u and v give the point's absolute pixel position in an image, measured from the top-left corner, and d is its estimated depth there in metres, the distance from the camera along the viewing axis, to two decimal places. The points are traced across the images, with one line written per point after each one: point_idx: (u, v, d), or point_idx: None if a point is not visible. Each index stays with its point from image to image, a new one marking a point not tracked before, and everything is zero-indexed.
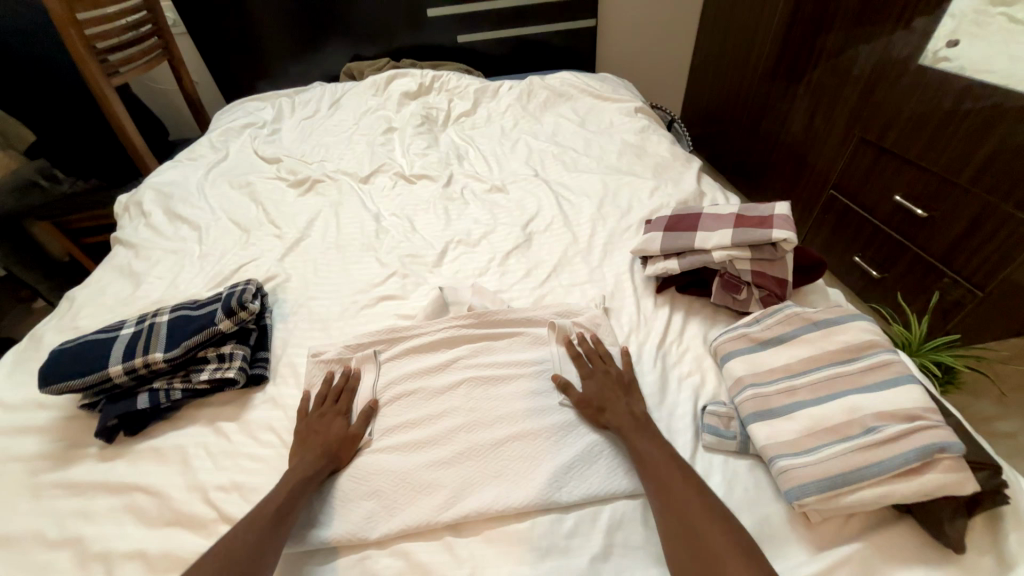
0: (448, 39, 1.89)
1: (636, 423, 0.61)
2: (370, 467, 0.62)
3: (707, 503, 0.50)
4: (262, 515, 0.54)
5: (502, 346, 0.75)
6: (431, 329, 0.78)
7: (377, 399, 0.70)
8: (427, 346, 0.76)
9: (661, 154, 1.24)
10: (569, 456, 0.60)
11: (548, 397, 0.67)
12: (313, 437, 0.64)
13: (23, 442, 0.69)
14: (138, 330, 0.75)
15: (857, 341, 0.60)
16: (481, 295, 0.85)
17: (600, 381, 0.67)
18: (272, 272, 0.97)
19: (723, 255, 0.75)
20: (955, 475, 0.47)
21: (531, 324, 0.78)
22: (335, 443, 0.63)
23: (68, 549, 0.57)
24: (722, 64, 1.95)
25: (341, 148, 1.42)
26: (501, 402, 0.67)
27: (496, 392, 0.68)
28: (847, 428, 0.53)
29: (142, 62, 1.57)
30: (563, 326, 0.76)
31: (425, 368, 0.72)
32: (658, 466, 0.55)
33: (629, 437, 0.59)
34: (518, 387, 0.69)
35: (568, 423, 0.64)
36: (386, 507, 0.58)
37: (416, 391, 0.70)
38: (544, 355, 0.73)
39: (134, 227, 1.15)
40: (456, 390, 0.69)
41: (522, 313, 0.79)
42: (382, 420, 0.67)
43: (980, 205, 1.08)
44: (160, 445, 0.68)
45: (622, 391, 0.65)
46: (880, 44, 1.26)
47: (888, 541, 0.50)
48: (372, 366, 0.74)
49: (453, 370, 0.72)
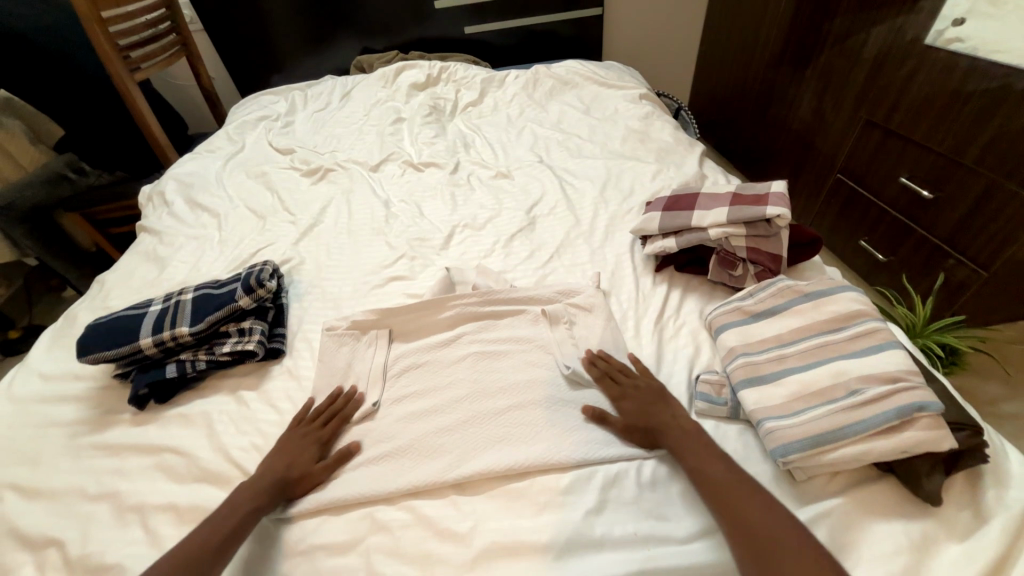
0: (455, 30, 1.91)
1: (689, 436, 0.58)
2: (380, 436, 0.66)
3: (772, 508, 0.49)
4: (208, 529, 0.54)
5: (505, 324, 0.78)
6: (437, 307, 0.81)
7: (389, 372, 0.74)
8: (434, 323, 0.80)
9: (664, 139, 1.26)
10: (558, 419, 0.64)
11: (551, 371, 0.70)
12: (284, 455, 0.63)
13: (63, 409, 0.75)
14: (164, 306, 0.80)
15: (845, 311, 0.63)
16: (485, 275, 0.88)
17: (636, 399, 0.64)
18: (287, 256, 1.02)
19: (719, 233, 0.78)
20: (931, 432, 0.49)
21: (533, 302, 0.81)
22: (297, 475, 0.60)
23: (105, 502, 0.62)
24: (729, 50, 1.94)
25: (352, 139, 1.46)
26: (503, 373, 0.70)
27: (497, 366, 0.72)
28: (832, 391, 0.55)
29: (161, 58, 1.63)
30: (556, 310, 0.78)
31: (433, 343, 0.76)
32: (716, 475, 0.53)
33: (687, 454, 0.56)
34: (519, 356, 0.73)
35: (574, 395, 0.67)
36: (392, 463, 0.62)
37: (422, 365, 0.74)
38: (545, 333, 0.76)
39: (158, 215, 1.21)
40: (460, 363, 0.73)
41: (523, 292, 0.82)
42: (390, 389, 0.72)
43: (984, 185, 1.08)
44: (187, 412, 0.73)
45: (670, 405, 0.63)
46: (887, 27, 1.25)
47: (869, 495, 0.52)
48: (384, 342, 0.78)
49: (458, 345, 0.76)
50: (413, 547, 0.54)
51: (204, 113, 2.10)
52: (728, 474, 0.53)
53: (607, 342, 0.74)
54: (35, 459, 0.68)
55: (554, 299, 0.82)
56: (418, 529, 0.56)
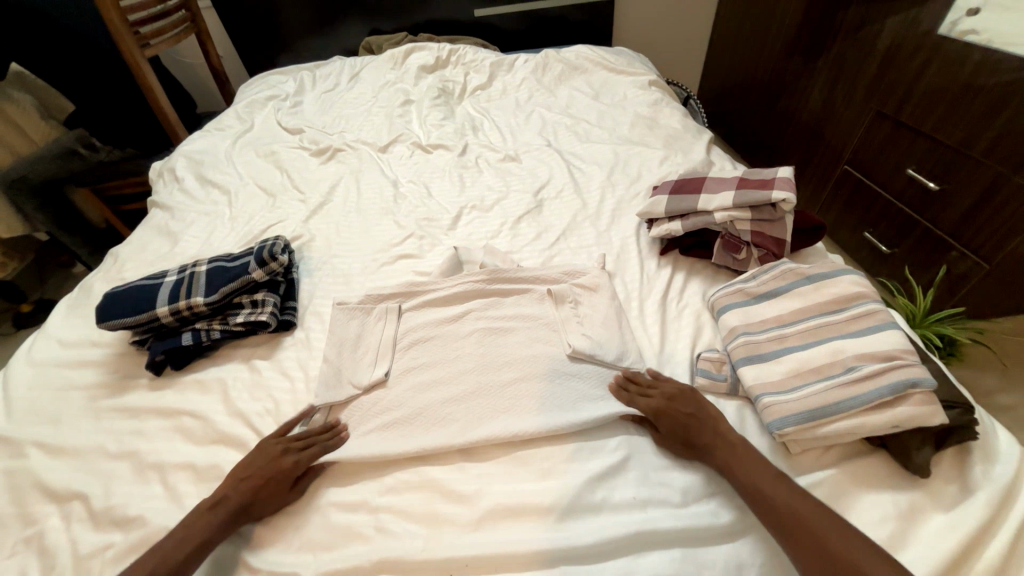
0: (465, 12, 1.90)
1: (733, 448, 0.56)
2: (389, 403, 0.68)
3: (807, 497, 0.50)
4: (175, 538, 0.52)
5: (512, 301, 0.80)
6: (444, 286, 0.83)
7: (399, 345, 0.76)
8: (441, 300, 0.81)
9: (672, 125, 1.26)
10: (557, 391, 0.66)
11: (555, 343, 0.72)
12: (254, 472, 0.59)
13: (83, 373, 0.78)
14: (179, 277, 0.82)
15: (846, 293, 0.64)
16: (493, 255, 0.90)
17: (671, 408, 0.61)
18: (298, 232, 1.04)
19: (725, 216, 0.79)
20: (925, 407, 0.51)
21: (540, 282, 0.83)
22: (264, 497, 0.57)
23: (126, 460, 0.65)
24: (741, 38, 1.93)
25: (361, 119, 1.47)
26: (510, 348, 0.72)
27: (503, 341, 0.73)
28: (829, 368, 0.57)
29: (171, 35, 1.62)
30: (561, 290, 0.80)
31: (441, 318, 0.78)
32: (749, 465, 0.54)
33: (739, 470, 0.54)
34: (525, 329, 0.75)
35: (578, 369, 0.68)
36: (402, 426, 0.65)
37: (432, 338, 0.75)
38: (550, 311, 0.77)
39: (169, 191, 1.23)
40: (468, 338, 0.74)
41: (529, 272, 0.84)
42: (400, 360, 0.74)
43: (991, 177, 1.08)
44: (202, 378, 0.75)
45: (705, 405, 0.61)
46: (903, 17, 1.25)
47: (860, 468, 0.54)
48: (393, 317, 0.79)
49: (465, 321, 0.77)
50: (420, 509, 0.57)
51: (213, 92, 2.10)
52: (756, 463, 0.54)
53: (612, 320, 0.76)
54: (58, 419, 0.71)
55: (560, 279, 0.83)
56: (423, 492, 0.58)
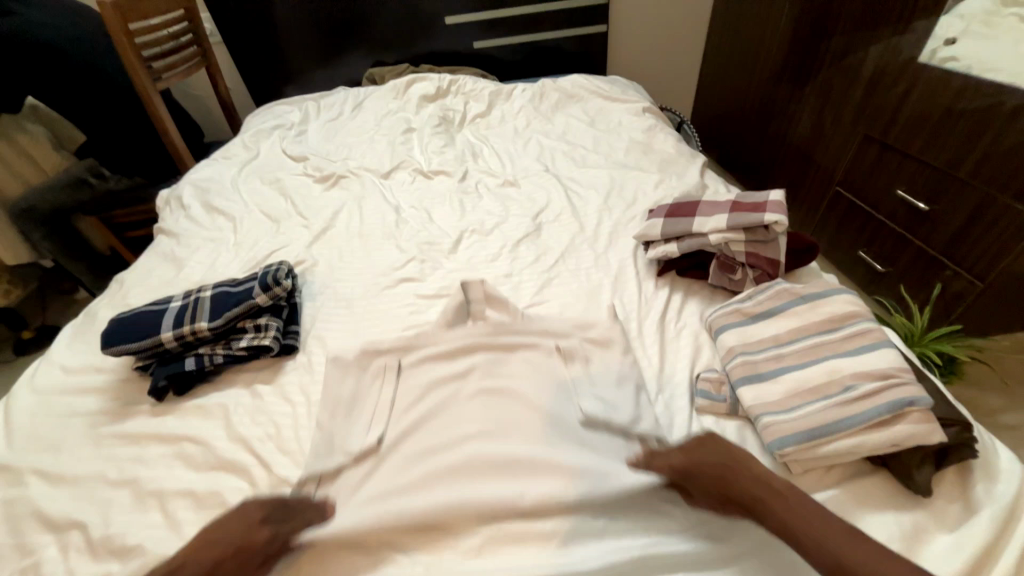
0: (465, 45, 1.98)
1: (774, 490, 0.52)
2: (382, 476, 0.61)
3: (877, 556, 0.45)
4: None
5: (518, 357, 0.74)
6: (446, 340, 0.77)
7: (397, 407, 0.70)
8: (444, 355, 0.76)
9: (666, 150, 1.30)
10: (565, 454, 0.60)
11: (562, 404, 0.67)
12: (226, 539, 0.54)
13: (85, 399, 0.78)
14: (184, 303, 0.83)
15: (840, 312, 0.65)
16: (497, 306, 0.84)
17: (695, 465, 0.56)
18: (301, 257, 1.05)
19: (719, 238, 0.81)
20: (923, 426, 0.51)
21: (547, 336, 0.77)
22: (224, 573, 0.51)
23: (126, 488, 0.65)
24: (731, 67, 2.00)
25: (364, 147, 1.51)
26: (515, 410, 0.67)
27: (509, 402, 0.68)
28: (827, 388, 0.58)
29: (182, 70, 1.69)
30: (571, 346, 0.75)
31: (445, 376, 0.73)
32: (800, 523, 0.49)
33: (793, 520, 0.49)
34: (530, 387, 0.69)
35: (590, 437, 0.63)
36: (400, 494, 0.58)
37: (432, 399, 0.70)
38: (560, 370, 0.72)
39: (175, 218, 1.25)
40: (472, 401, 0.69)
41: (535, 325, 0.78)
42: (396, 423, 0.68)
43: (979, 197, 1.11)
44: (204, 404, 0.76)
45: (728, 450, 0.56)
46: (883, 46, 1.30)
47: (863, 488, 0.54)
48: (391, 377, 0.74)
49: (469, 380, 0.72)
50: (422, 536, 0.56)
51: (220, 122, 2.17)
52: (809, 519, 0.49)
53: (626, 377, 0.70)
54: (58, 446, 0.71)
55: (571, 331, 0.77)
56: None
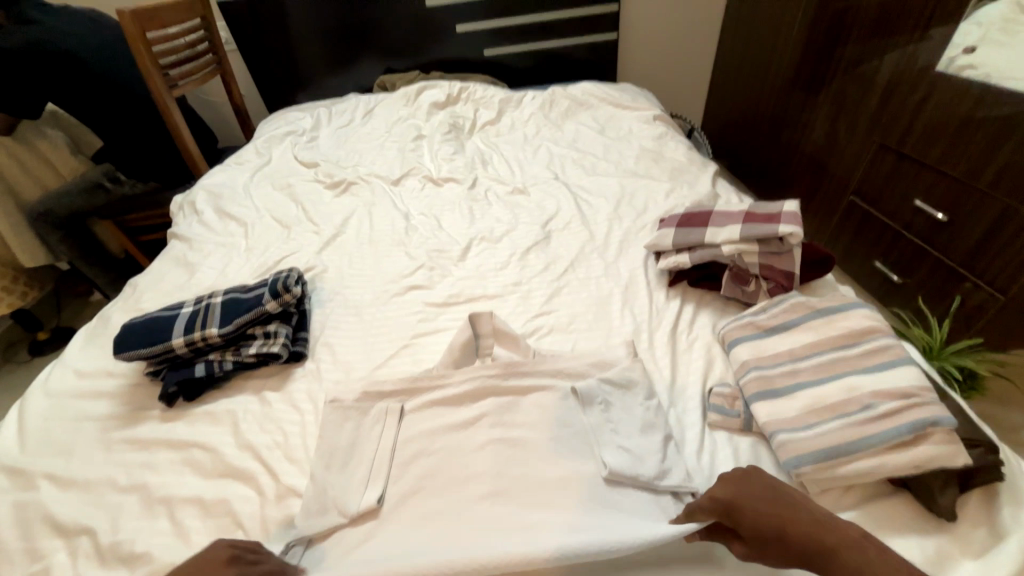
0: (475, 52, 1.99)
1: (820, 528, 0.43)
2: (382, 543, 0.53)
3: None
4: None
5: (530, 402, 0.66)
6: (454, 381, 0.69)
7: (398, 459, 0.62)
8: (451, 399, 0.67)
9: (677, 158, 1.29)
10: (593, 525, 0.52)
11: (584, 462, 0.58)
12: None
13: (97, 404, 0.79)
14: (195, 308, 0.84)
15: (858, 327, 0.64)
16: (506, 344, 0.77)
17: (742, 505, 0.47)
18: (311, 263, 1.06)
19: (732, 249, 0.80)
20: (948, 447, 0.50)
21: (562, 377, 0.69)
22: None
23: (135, 493, 0.65)
24: (743, 74, 1.98)
25: (374, 154, 1.52)
26: (532, 467, 0.58)
27: (524, 457, 0.59)
28: (845, 405, 0.56)
29: (197, 76, 1.71)
30: (588, 388, 0.65)
31: (449, 425, 0.64)
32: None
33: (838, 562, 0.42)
34: (547, 438, 0.61)
35: (618, 499, 0.55)
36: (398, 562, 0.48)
37: (434, 452, 0.62)
38: (578, 418, 0.63)
39: (189, 223, 1.27)
40: (480, 454, 0.60)
41: (550, 363, 0.70)
42: (398, 481, 0.60)
43: (1000, 209, 1.09)
44: (213, 410, 0.76)
45: (782, 487, 0.48)
46: (899, 54, 1.28)
47: (883, 509, 0.53)
48: (393, 424, 0.66)
49: (476, 429, 0.63)
50: None
51: (234, 128, 2.20)
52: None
53: (652, 425, 0.63)
54: (69, 450, 0.71)
55: (587, 371, 0.69)
56: None
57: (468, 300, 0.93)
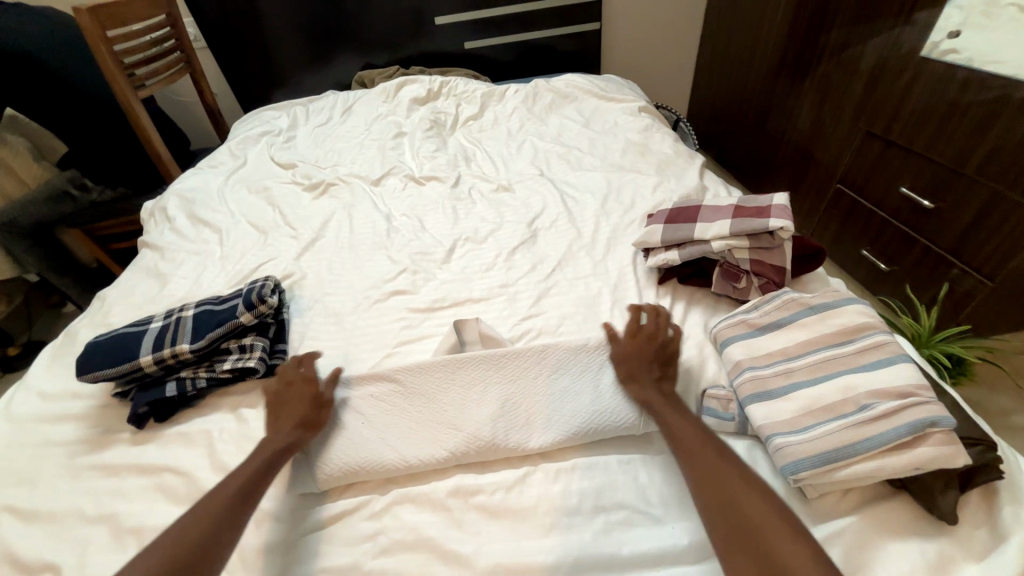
0: (456, 45, 1.94)
1: (665, 399, 0.60)
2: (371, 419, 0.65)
3: (747, 477, 0.49)
4: (230, 488, 0.53)
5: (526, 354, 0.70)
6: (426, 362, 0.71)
7: (370, 418, 0.65)
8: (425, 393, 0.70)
9: (664, 150, 1.27)
10: (560, 385, 0.66)
11: (573, 392, 0.65)
12: (296, 396, 0.65)
13: (62, 428, 0.74)
14: (165, 324, 0.80)
15: (852, 325, 0.62)
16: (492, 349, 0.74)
17: (642, 341, 0.68)
18: (289, 271, 1.02)
19: (722, 245, 0.78)
20: (947, 448, 0.48)
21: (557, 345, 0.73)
22: (312, 411, 0.64)
23: (103, 525, 0.61)
24: (727, 63, 1.97)
25: (353, 153, 1.47)
26: (526, 390, 0.66)
27: (523, 371, 0.68)
28: (842, 406, 0.55)
29: (165, 75, 1.64)
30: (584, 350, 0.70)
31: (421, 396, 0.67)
32: (687, 441, 0.54)
33: (658, 410, 0.59)
34: (543, 380, 0.67)
35: (581, 384, 0.66)
36: (376, 403, 0.67)
37: (404, 412, 0.66)
38: (569, 364, 0.69)
39: (160, 231, 1.21)
40: (481, 405, 0.65)
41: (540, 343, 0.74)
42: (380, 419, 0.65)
43: (988, 194, 1.08)
44: (187, 431, 0.72)
45: (652, 342, 0.67)
46: (884, 39, 1.27)
47: (883, 513, 0.51)
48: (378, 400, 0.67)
49: (477, 397, 0.66)
50: (417, 571, 0.53)
51: (207, 128, 2.12)
52: (708, 448, 0.52)
53: None
54: (33, 479, 0.67)
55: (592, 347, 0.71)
56: (420, 552, 0.54)
57: (453, 304, 0.90)
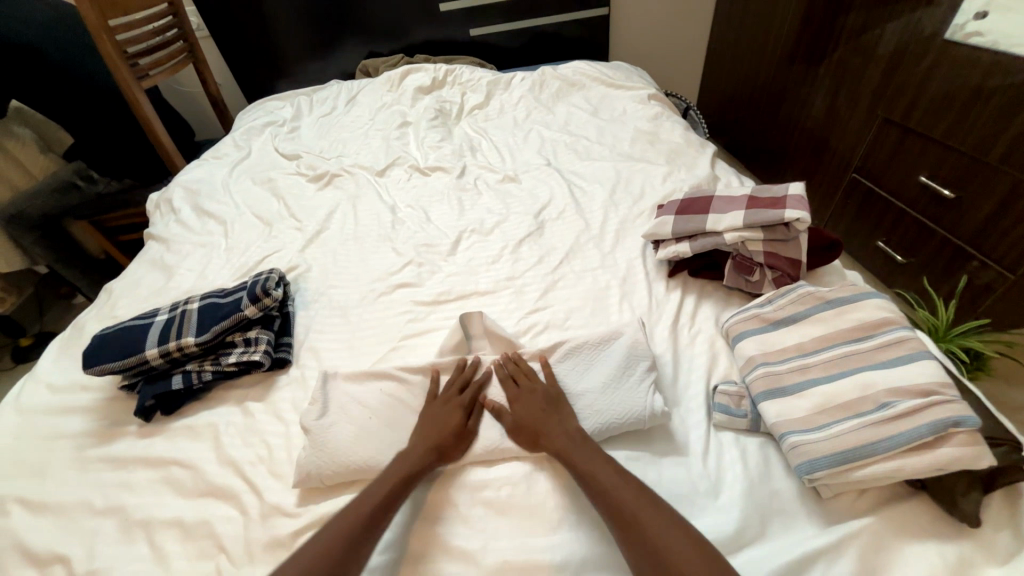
0: (461, 32, 1.90)
1: (577, 442, 0.57)
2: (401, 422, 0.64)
3: (664, 515, 0.49)
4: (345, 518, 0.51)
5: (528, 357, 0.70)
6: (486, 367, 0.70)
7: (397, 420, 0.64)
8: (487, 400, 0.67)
9: (674, 139, 1.24)
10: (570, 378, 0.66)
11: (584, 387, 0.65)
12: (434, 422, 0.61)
13: (70, 420, 0.74)
14: (170, 317, 0.79)
15: (872, 319, 0.60)
16: (496, 343, 0.73)
17: (526, 399, 0.62)
18: (294, 263, 1.01)
19: (735, 237, 0.76)
20: (970, 449, 0.46)
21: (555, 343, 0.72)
22: (450, 438, 0.59)
23: (112, 517, 0.61)
24: (739, 49, 1.92)
25: (357, 143, 1.45)
26: None
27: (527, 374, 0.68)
28: (860, 405, 0.53)
29: (168, 66, 1.62)
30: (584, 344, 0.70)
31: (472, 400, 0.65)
32: (607, 482, 0.52)
33: (576, 460, 0.54)
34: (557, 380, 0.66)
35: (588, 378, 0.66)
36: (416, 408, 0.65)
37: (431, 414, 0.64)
38: (572, 362, 0.68)
39: (166, 223, 1.21)
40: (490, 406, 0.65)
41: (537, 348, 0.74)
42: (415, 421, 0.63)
43: (1012, 183, 1.04)
44: (193, 424, 0.72)
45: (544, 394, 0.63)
46: (904, 22, 1.22)
47: (901, 514, 0.50)
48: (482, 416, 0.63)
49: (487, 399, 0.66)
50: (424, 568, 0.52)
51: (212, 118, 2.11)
52: (625, 488, 0.51)
53: (637, 357, 0.67)
54: (43, 472, 0.68)
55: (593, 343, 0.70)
56: (428, 549, 0.54)
57: (458, 298, 0.89)
